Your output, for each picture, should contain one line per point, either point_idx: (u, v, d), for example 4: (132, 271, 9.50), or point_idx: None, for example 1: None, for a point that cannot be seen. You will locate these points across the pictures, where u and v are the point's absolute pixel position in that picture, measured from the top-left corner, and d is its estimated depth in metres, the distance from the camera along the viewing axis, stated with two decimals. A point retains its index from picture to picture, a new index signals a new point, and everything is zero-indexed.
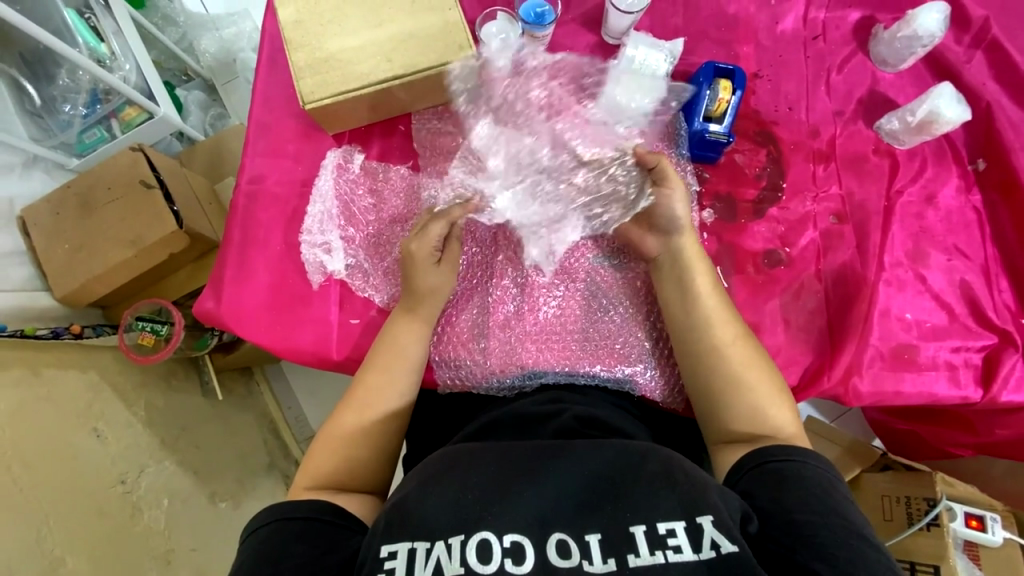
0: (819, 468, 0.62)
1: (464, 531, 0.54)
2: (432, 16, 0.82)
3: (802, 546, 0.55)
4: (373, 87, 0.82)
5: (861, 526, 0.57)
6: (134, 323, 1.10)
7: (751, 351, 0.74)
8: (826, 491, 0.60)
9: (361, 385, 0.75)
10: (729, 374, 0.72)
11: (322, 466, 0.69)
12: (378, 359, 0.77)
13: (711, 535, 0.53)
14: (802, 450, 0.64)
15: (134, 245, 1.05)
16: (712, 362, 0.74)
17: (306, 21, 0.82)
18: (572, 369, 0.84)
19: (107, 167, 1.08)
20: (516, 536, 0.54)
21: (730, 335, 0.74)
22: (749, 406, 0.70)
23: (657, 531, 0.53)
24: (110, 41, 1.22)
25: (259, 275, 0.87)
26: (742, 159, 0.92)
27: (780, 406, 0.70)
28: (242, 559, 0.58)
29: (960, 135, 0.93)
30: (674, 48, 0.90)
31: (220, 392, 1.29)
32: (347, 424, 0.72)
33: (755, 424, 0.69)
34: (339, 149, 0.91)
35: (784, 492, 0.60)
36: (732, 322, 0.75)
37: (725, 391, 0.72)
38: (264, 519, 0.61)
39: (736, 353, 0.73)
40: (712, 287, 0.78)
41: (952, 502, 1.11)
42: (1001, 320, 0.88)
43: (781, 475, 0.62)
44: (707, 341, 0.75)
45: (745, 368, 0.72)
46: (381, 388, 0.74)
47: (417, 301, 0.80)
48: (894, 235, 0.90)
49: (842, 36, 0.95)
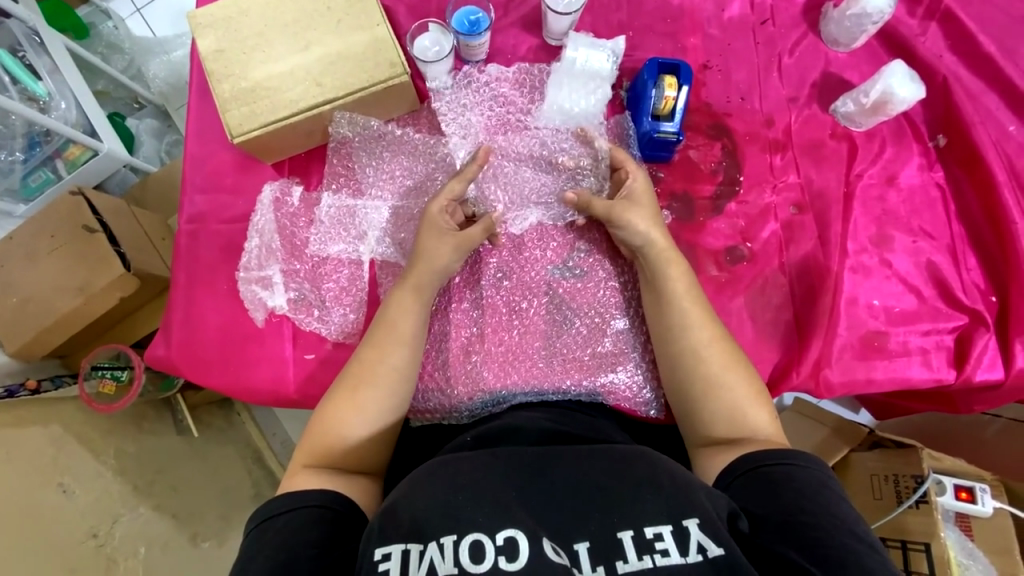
0: (810, 469, 0.59)
1: (457, 530, 0.51)
2: (359, 34, 0.79)
3: (792, 544, 0.52)
4: (304, 114, 0.78)
5: (854, 524, 0.54)
6: (93, 371, 1.08)
7: (729, 353, 0.71)
8: (822, 489, 0.57)
9: (335, 399, 0.68)
10: (709, 376, 0.69)
11: (305, 477, 0.62)
12: (374, 334, 0.73)
13: (698, 539, 0.50)
14: (798, 451, 0.60)
15: (81, 293, 1.01)
16: (693, 362, 0.71)
17: (228, 50, 0.78)
18: (542, 389, 0.80)
19: (53, 211, 1.05)
20: (510, 532, 0.50)
21: (709, 335, 0.71)
22: (727, 408, 0.67)
23: (644, 535, 0.50)
24: (46, 79, 1.17)
25: (209, 317, 0.84)
26: (697, 155, 0.89)
27: (760, 407, 0.67)
28: (244, 553, 0.54)
29: (918, 111, 0.91)
30: (616, 47, 0.86)
31: (196, 428, 1.28)
32: (337, 429, 0.66)
33: (735, 427, 0.66)
34: (277, 182, 0.87)
35: (774, 492, 0.57)
36: (711, 323, 0.72)
37: (704, 394, 0.69)
38: (276, 507, 0.57)
39: (715, 356, 0.70)
40: (687, 279, 0.75)
41: (941, 475, 1.09)
42: (971, 299, 0.87)
43: (774, 475, 0.58)
44: (687, 343, 0.72)
45: (723, 368, 0.69)
46: (357, 396, 0.67)
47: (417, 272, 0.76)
48: (856, 220, 0.88)
49: (791, 19, 0.92)
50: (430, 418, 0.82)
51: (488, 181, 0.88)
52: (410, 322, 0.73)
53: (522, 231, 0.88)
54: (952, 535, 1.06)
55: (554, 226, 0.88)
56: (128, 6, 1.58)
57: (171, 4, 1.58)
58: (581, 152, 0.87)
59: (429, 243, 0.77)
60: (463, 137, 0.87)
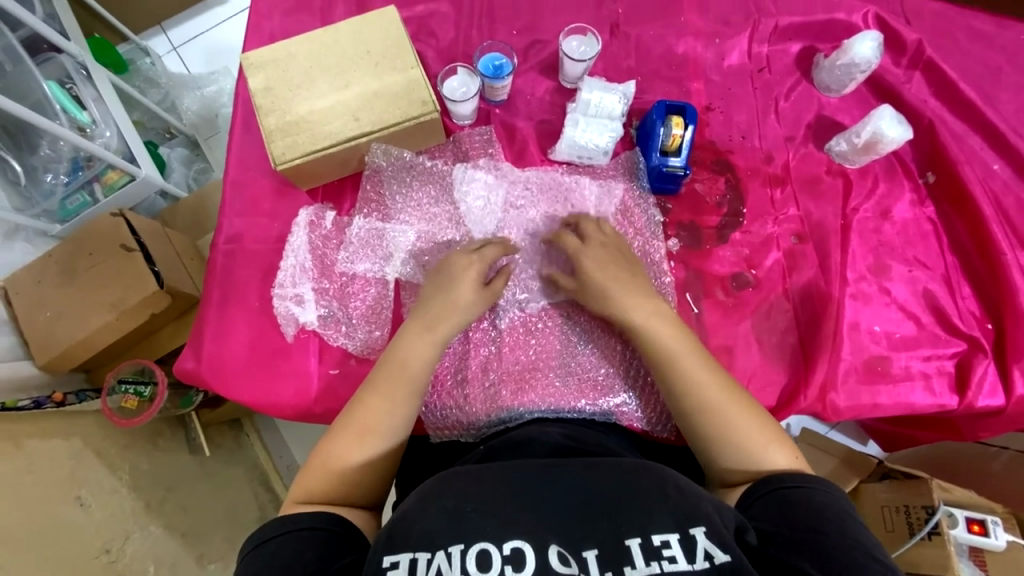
0: (816, 489, 0.60)
1: (464, 539, 0.53)
2: (395, 76, 0.87)
3: (805, 555, 0.54)
4: (343, 144, 0.85)
5: (865, 544, 0.54)
6: (117, 385, 1.10)
7: (719, 380, 0.71)
8: (832, 509, 0.58)
9: (348, 428, 0.70)
10: (721, 427, 0.69)
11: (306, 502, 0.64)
12: (381, 380, 0.73)
13: (705, 545, 0.52)
14: (810, 475, 0.62)
15: (114, 308, 1.06)
16: (701, 420, 0.70)
17: (275, 87, 0.86)
18: (557, 407, 0.84)
19: (92, 230, 1.11)
20: (517, 543, 0.53)
21: (716, 389, 0.70)
22: (739, 440, 0.67)
23: (651, 543, 0.53)
24: (91, 108, 1.26)
25: (238, 332, 0.88)
26: (702, 188, 0.95)
27: (764, 430, 0.68)
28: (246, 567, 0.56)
29: (908, 152, 0.98)
30: (627, 89, 0.94)
31: (207, 448, 1.29)
32: (339, 458, 0.68)
33: (749, 459, 0.66)
34: (312, 207, 0.93)
35: (792, 515, 0.58)
36: (719, 379, 0.71)
37: (718, 429, 0.69)
38: (269, 531, 0.59)
39: (716, 388, 0.71)
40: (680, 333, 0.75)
41: (952, 507, 1.08)
42: (968, 326, 0.90)
43: (782, 497, 0.60)
44: (698, 402, 0.70)
45: (737, 420, 0.68)
46: (367, 439, 0.69)
47: (438, 316, 0.78)
48: (854, 250, 0.93)
49: (786, 67, 1.01)
50: (447, 435, 0.85)
51: (504, 212, 0.93)
52: (420, 365, 0.74)
53: (537, 257, 0.93)
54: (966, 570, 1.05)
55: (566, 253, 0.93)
56: (166, 45, 1.71)
57: (207, 44, 1.71)
58: (592, 187, 0.94)
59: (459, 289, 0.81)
60: (483, 170, 0.94)
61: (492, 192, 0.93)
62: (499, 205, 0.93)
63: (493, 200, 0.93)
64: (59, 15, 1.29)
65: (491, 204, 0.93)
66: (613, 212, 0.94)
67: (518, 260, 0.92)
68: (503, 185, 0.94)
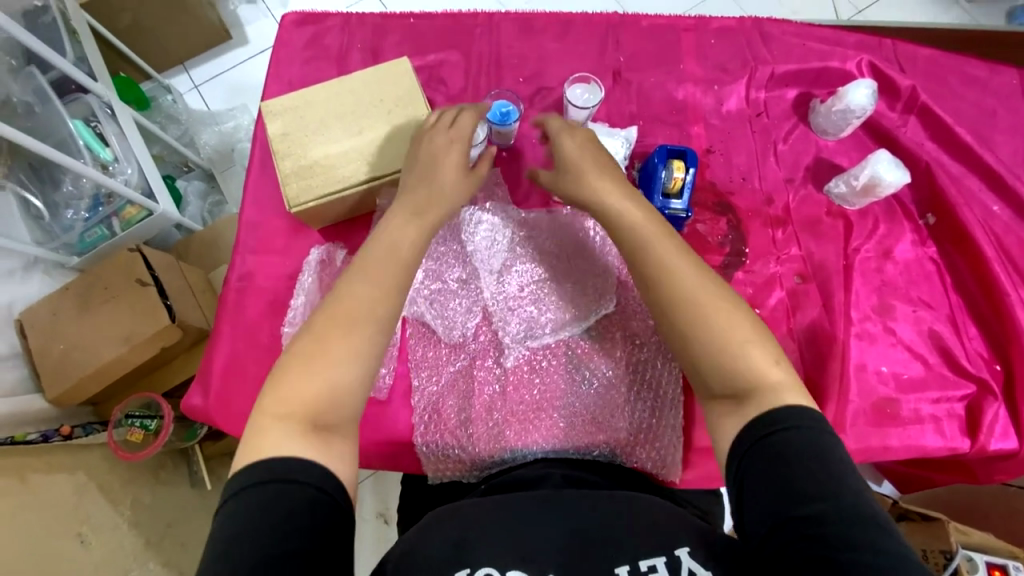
0: (804, 433, 0.57)
1: (468, 565, 0.55)
2: (406, 123, 0.91)
3: (819, 538, 0.51)
4: (355, 188, 0.88)
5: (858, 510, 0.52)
6: (124, 419, 1.10)
7: (712, 289, 0.69)
8: (817, 457, 0.55)
9: (315, 333, 0.68)
10: (702, 325, 0.67)
11: (280, 437, 0.60)
12: (338, 301, 0.71)
13: (689, 565, 0.55)
14: (809, 414, 0.59)
15: (126, 341, 1.08)
16: (682, 318, 0.69)
17: (292, 134, 0.90)
18: (560, 447, 0.84)
19: (106, 265, 1.14)
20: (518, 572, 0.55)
21: (698, 289, 0.69)
22: (732, 353, 0.65)
23: (640, 567, 0.55)
24: (113, 144, 1.31)
25: (246, 369, 0.89)
26: (704, 228, 0.97)
27: (761, 353, 0.65)
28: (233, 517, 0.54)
29: (907, 193, 0.99)
30: (629, 134, 0.99)
31: (209, 482, 1.27)
32: (303, 371, 0.65)
33: (737, 374, 0.64)
34: (323, 246, 0.95)
35: (790, 465, 0.55)
36: (703, 278, 0.70)
37: (705, 340, 0.66)
38: (260, 473, 0.57)
39: (705, 300, 0.68)
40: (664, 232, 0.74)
41: (971, 551, 1.04)
42: (976, 368, 0.90)
43: (770, 452, 0.57)
44: (677, 298, 0.69)
45: (718, 316, 0.67)
46: (337, 333, 0.68)
47: (424, 203, 0.80)
48: (857, 290, 0.93)
49: (783, 112, 1.04)
50: (449, 476, 0.86)
51: (510, 252, 0.96)
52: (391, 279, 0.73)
53: (542, 294, 0.94)
54: None
55: (570, 292, 0.94)
56: (188, 83, 1.79)
57: (226, 83, 1.79)
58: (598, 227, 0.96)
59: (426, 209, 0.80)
60: (492, 212, 0.97)
61: (499, 233, 0.96)
62: (506, 245, 0.96)
63: (499, 241, 0.96)
64: (88, 57, 1.36)
65: (498, 245, 0.96)
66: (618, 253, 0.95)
67: (522, 298, 0.94)
68: (509, 226, 0.96)
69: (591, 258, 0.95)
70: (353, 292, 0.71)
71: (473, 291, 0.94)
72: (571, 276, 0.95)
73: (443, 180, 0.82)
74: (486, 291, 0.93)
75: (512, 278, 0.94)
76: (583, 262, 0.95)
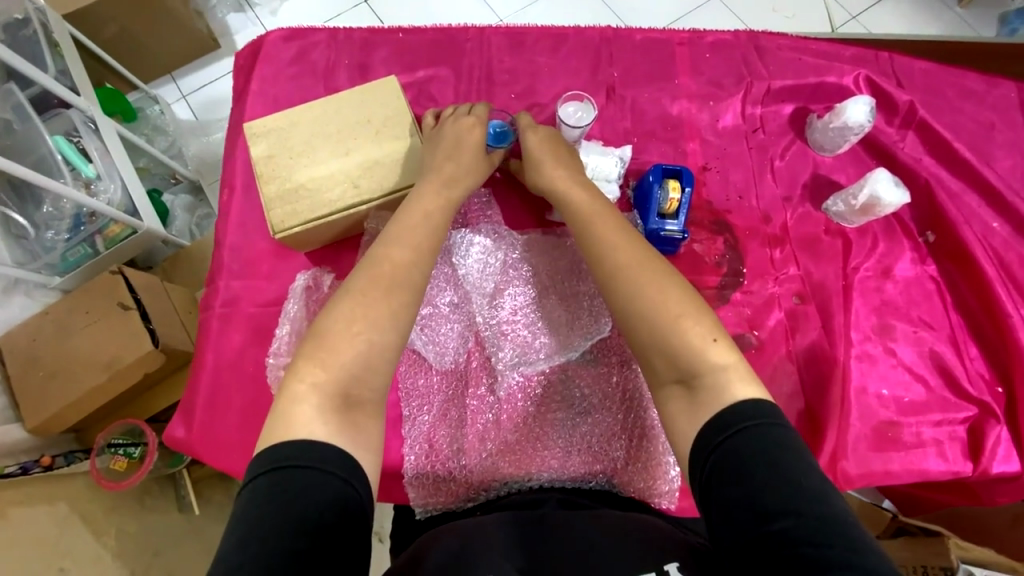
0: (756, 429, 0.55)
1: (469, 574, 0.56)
2: (394, 144, 0.88)
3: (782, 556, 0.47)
4: (342, 213, 0.85)
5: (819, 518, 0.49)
6: (107, 446, 1.08)
7: (654, 268, 0.70)
8: (769, 462, 0.52)
9: (354, 298, 0.67)
10: (643, 307, 0.68)
11: (310, 416, 0.58)
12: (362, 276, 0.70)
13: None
14: (765, 406, 0.57)
15: (108, 367, 1.05)
16: (625, 301, 0.69)
17: (276, 156, 0.87)
18: (555, 476, 0.82)
19: (87, 289, 1.10)
20: None
21: (639, 270, 0.70)
22: (676, 334, 0.64)
23: None
24: (96, 161, 1.27)
25: (231, 400, 0.86)
26: (701, 248, 0.95)
27: (701, 327, 0.65)
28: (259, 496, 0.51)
29: (906, 210, 0.98)
30: (624, 153, 0.96)
31: (197, 505, 1.19)
32: (346, 332, 0.65)
33: (682, 355, 0.63)
34: (309, 271, 0.92)
35: (749, 476, 0.52)
36: (645, 259, 0.71)
37: (651, 322, 0.66)
38: (291, 453, 0.54)
39: (642, 276, 0.69)
40: (611, 218, 0.77)
41: (972, 567, 1.01)
42: (978, 389, 0.88)
43: (727, 457, 0.54)
44: (621, 281, 0.70)
45: (656, 295, 0.67)
46: (380, 298, 0.68)
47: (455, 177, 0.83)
48: (857, 310, 0.92)
49: (780, 127, 1.02)
50: (441, 509, 0.82)
51: (502, 273, 0.93)
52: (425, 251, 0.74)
53: (536, 316, 0.92)
54: None
55: (564, 314, 0.92)
56: (175, 93, 1.75)
57: (214, 93, 1.75)
58: None
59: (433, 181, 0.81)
60: (483, 232, 0.94)
61: (489, 253, 0.94)
62: (498, 265, 0.93)
63: (491, 261, 0.93)
64: (70, 70, 1.32)
65: (490, 266, 0.93)
66: None
67: (515, 320, 0.91)
68: (501, 246, 0.94)
69: (583, 278, 0.93)
70: (389, 257, 0.71)
71: (466, 315, 0.92)
72: (564, 296, 0.93)
73: (461, 165, 0.84)
74: (477, 315, 0.91)
75: (504, 300, 0.92)
76: (577, 282, 0.93)
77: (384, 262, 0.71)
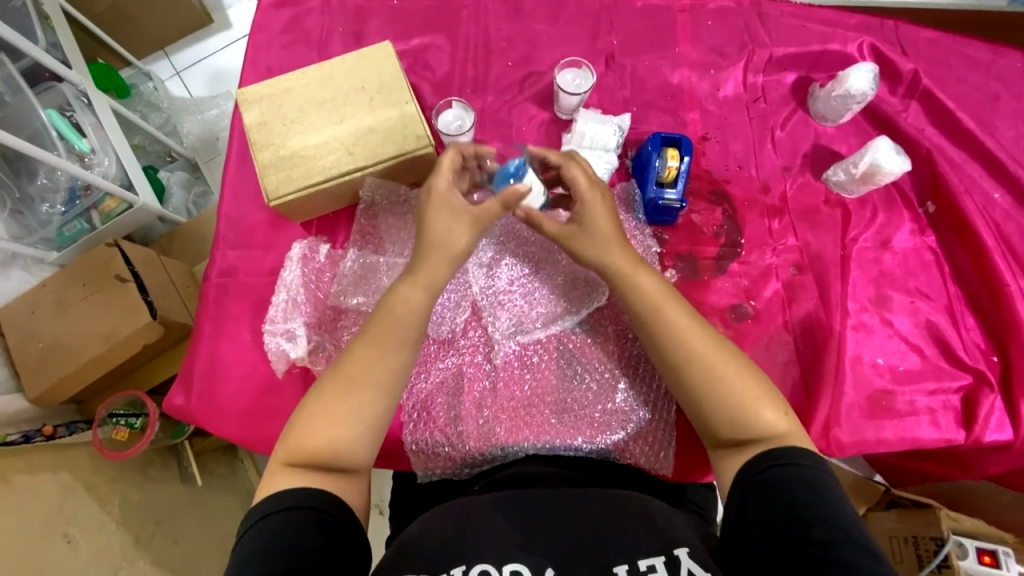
0: (806, 468, 0.60)
1: (464, 562, 0.56)
2: (389, 110, 0.87)
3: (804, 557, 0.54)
4: (337, 179, 0.85)
5: (848, 532, 0.55)
6: (108, 417, 1.09)
7: (721, 347, 0.71)
8: (797, 486, 0.59)
9: (322, 395, 0.70)
10: (706, 377, 0.70)
11: (296, 476, 0.65)
12: (371, 333, 0.74)
13: (688, 566, 0.56)
14: (811, 454, 0.62)
15: (106, 339, 1.05)
16: (688, 371, 0.71)
17: (270, 123, 0.86)
18: (551, 444, 0.83)
19: (84, 262, 1.10)
20: (516, 566, 0.56)
21: (705, 346, 0.71)
22: (736, 407, 0.68)
23: (637, 567, 0.56)
24: (90, 136, 1.26)
25: (230, 368, 0.87)
26: (699, 219, 0.95)
27: (764, 404, 0.68)
28: (243, 553, 0.58)
29: (907, 180, 0.97)
30: (621, 122, 0.94)
31: (200, 477, 1.24)
32: (314, 430, 0.68)
33: (745, 428, 0.67)
34: (306, 240, 0.92)
35: (781, 496, 0.59)
36: (703, 331, 0.73)
37: (711, 396, 0.69)
38: (271, 506, 0.62)
39: (707, 354, 0.71)
40: (661, 286, 0.76)
41: (961, 537, 1.04)
42: (973, 359, 0.89)
43: (765, 484, 0.61)
44: (681, 351, 0.72)
45: (722, 368, 0.70)
46: (348, 395, 0.70)
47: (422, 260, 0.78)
48: (854, 281, 0.92)
49: (781, 97, 1.01)
50: (439, 473, 0.84)
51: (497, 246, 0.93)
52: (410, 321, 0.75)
53: (532, 288, 0.92)
54: None
55: (560, 285, 0.92)
56: (168, 69, 1.72)
57: (208, 69, 1.72)
58: None
59: (436, 226, 0.78)
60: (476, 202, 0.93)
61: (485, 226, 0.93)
62: (493, 238, 0.93)
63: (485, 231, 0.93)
64: (62, 44, 1.29)
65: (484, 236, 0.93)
66: None
67: (511, 292, 0.91)
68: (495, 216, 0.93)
69: None
70: (396, 306, 0.75)
71: (461, 286, 0.91)
72: (559, 267, 0.92)
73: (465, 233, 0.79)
74: (474, 286, 0.91)
75: (501, 271, 0.92)
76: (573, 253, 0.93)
77: (354, 362, 0.72)
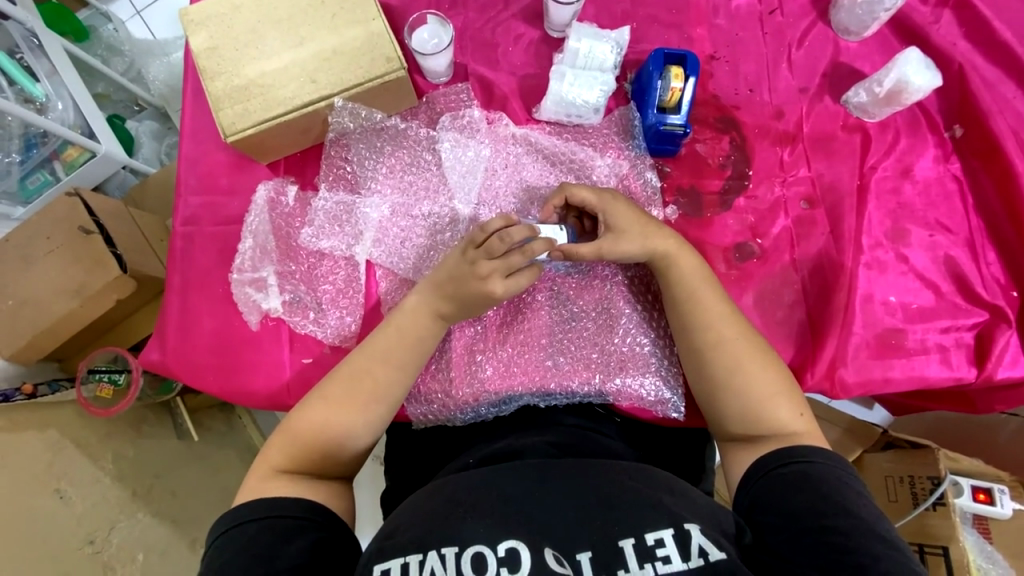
0: (828, 467, 0.56)
1: (458, 542, 0.51)
2: (355, 29, 0.77)
3: (817, 550, 0.50)
4: (300, 109, 0.76)
5: (868, 522, 0.52)
6: (91, 374, 1.06)
7: (748, 336, 0.67)
8: (809, 482, 0.55)
9: (324, 398, 0.66)
10: (729, 369, 0.65)
11: (281, 481, 0.60)
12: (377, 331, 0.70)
13: (699, 542, 0.50)
14: (826, 453, 0.58)
15: (77, 295, 1.00)
16: (712, 361, 0.67)
17: (221, 47, 0.76)
18: (545, 390, 0.79)
19: (45, 214, 1.03)
20: (512, 543, 0.50)
21: (732, 333, 0.67)
22: (752, 401, 0.64)
23: (645, 543, 0.50)
24: (43, 81, 1.13)
25: (203, 320, 0.82)
26: (704, 149, 0.87)
27: (783, 403, 0.63)
28: (214, 568, 0.52)
29: (934, 101, 0.88)
30: (621, 37, 0.84)
31: (196, 432, 1.21)
32: (314, 429, 0.64)
33: (760, 423, 0.63)
34: (271, 181, 0.85)
35: (793, 491, 0.55)
36: (734, 319, 0.68)
37: (730, 386, 0.65)
38: (248, 513, 0.56)
39: (737, 342, 0.66)
40: (699, 273, 0.70)
41: (957, 476, 1.03)
42: (991, 294, 0.83)
43: (783, 476, 0.57)
44: (707, 337, 0.67)
45: (746, 360, 0.65)
46: (344, 400, 0.65)
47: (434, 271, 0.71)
48: (871, 214, 0.85)
49: (800, 8, 0.89)
50: (432, 421, 0.80)
51: (486, 176, 0.85)
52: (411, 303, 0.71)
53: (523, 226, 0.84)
54: (970, 538, 0.99)
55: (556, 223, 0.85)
56: (128, 9, 1.54)
57: (170, 5, 1.54)
58: (596, 150, 0.86)
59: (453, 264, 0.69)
60: (460, 132, 0.85)
61: (473, 157, 0.85)
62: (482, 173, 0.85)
63: (472, 163, 0.85)
64: None
65: (470, 167, 0.84)
66: (611, 171, 0.85)
67: None
68: (483, 146, 0.85)
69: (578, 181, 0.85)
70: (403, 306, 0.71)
71: (451, 218, 0.84)
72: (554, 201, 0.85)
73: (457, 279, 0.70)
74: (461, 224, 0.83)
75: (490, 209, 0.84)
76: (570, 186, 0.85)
77: (356, 367, 0.67)
